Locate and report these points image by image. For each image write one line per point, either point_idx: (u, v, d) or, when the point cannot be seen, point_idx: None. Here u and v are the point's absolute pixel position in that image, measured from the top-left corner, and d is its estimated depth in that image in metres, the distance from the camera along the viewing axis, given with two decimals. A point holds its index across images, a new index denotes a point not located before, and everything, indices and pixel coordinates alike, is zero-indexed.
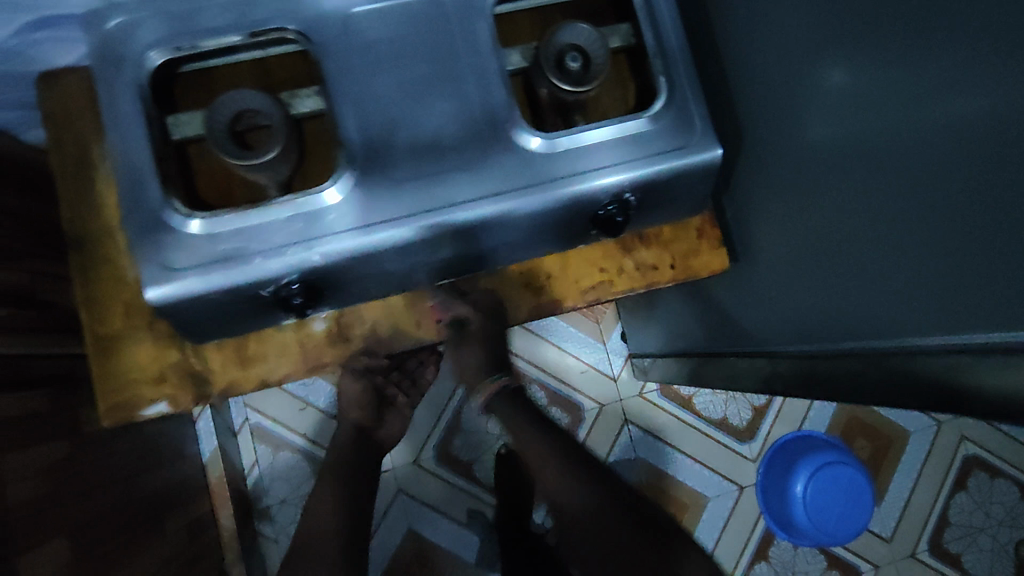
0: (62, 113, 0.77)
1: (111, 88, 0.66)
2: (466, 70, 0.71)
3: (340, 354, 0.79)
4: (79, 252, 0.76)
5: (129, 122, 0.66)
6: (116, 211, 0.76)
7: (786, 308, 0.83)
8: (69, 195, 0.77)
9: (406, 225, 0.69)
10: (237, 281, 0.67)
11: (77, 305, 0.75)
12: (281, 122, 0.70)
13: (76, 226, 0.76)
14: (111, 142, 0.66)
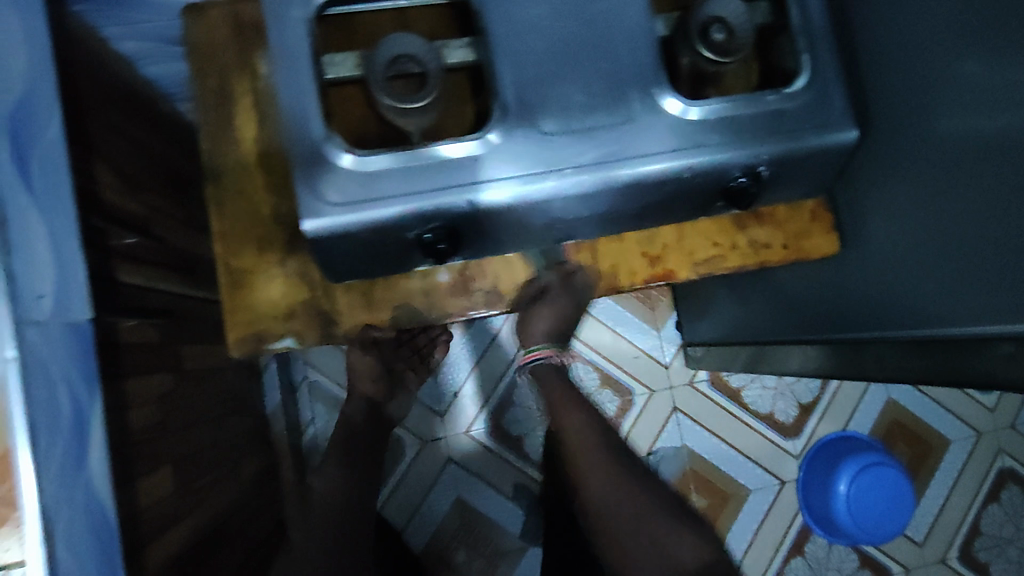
0: (207, 45, 0.79)
1: (278, 17, 0.67)
2: (620, 31, 0.72)
3: (462, 306, 0.82)
4: (216, 183, 0.77)
5: (297, 54, 0.67)
6: (255, 145, 0.78)
7: (871, 294, 0.84)
8: (208, 126, 0.78)
9: (552, 180, 0.71)
10: (388, 220, 0.69)
11: (213, 237, 0.77)
12: (437, 70, 0.71)
13: (214, 158, 0.77)
14: (276, 72, 0.67)
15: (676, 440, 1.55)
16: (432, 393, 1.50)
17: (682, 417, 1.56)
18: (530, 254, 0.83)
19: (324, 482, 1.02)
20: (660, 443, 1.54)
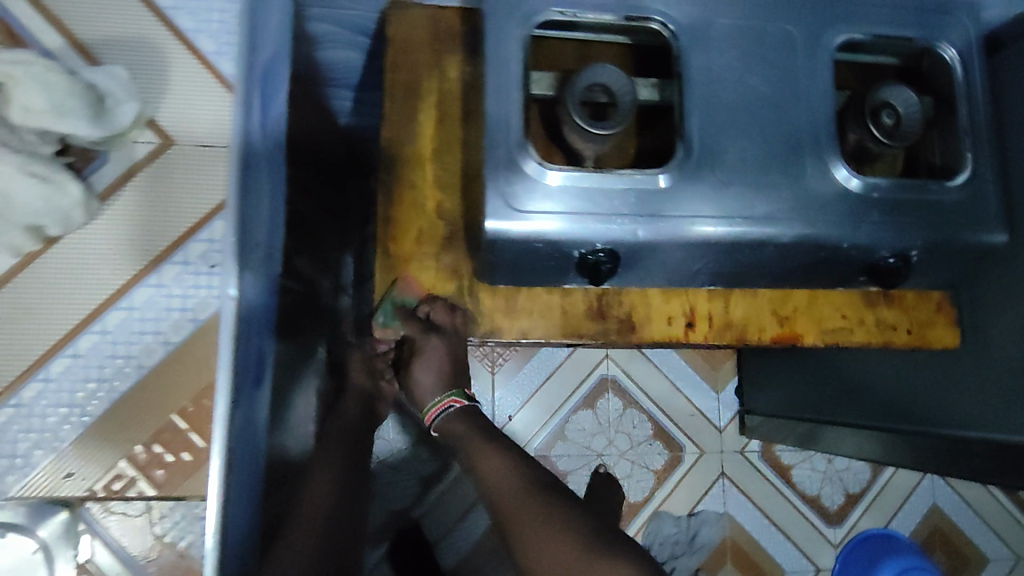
0: (405, 41, 0.85)
1: (501, 32, 0.73)
2: (801, 99, 0.77)
3: (595, 330, 0.82)
4: (389, 169, 0.82)
5: (510, 67, 0.73)
6: (433, 142, 0.83)
7: (988, 396, 0.86)
8: (393, 115, 0.83)
9: (720, 226, 0.74)
10: (563, 234, 0.72)
11: (377, 220, 0.81)
12: (629, 105, 0.75)
13: (392, 145, 0.82)
14: (488, 80, 0.72)
15: (717, 505, 1.54)
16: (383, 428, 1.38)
17: (727, 484, 1.54)
18: (666, 292, 0.84)
19: (310, 491, 0.76)
20: (701, 505, 1.53)
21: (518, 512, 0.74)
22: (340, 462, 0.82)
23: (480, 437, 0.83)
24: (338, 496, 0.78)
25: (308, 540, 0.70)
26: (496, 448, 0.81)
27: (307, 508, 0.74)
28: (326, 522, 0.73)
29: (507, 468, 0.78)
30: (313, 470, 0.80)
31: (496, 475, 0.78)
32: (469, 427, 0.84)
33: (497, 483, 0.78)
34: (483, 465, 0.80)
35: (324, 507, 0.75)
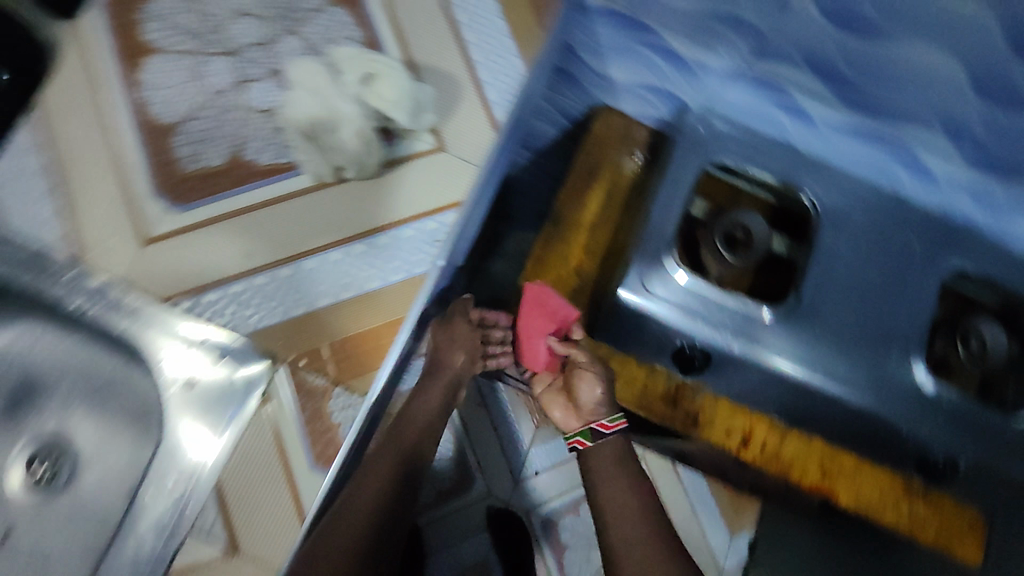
0: (603, 136, 1.05)
1: (686, 160, 0.95)
2: (905, 299, 0.92)
3: (664, 412, 0.95)
4: (553, 226, 1.02)
5: (682, 189, 0.93)
6: (593, 217, 1.02)
7: None
8: (572, 188, 1.03)
9: (797, 368, 0.92)
10: (678, 324, 0.92)
11: (530, 256, 1.01)
12: (763, 246, 0.91)
13: (563, 208, 1.02)
14: (663, 192, 0.93)
15: None
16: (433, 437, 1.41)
17: None
18: (732, 407, 0.96)
19: (353, 502, 0.94)
20: None
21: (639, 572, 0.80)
22: (391, 473, 0.97)
23: (631, 494, 0.87)
24: (381, 507, 0.94)
25: (338, 554, 0.88)
26: (642, 513, 0.85)
27: (342, 525, 0.91)
28: (368, 530, 0.91)
29: (643, 522, 0.84)
30: (365, 479, 0.96)
31: (637, 531, 0.83)
32: (609, 475, 0.89)
33: (635, 538, 0.83)
34: (618, 521, 0.85)
35: (367, 517, 0.92)
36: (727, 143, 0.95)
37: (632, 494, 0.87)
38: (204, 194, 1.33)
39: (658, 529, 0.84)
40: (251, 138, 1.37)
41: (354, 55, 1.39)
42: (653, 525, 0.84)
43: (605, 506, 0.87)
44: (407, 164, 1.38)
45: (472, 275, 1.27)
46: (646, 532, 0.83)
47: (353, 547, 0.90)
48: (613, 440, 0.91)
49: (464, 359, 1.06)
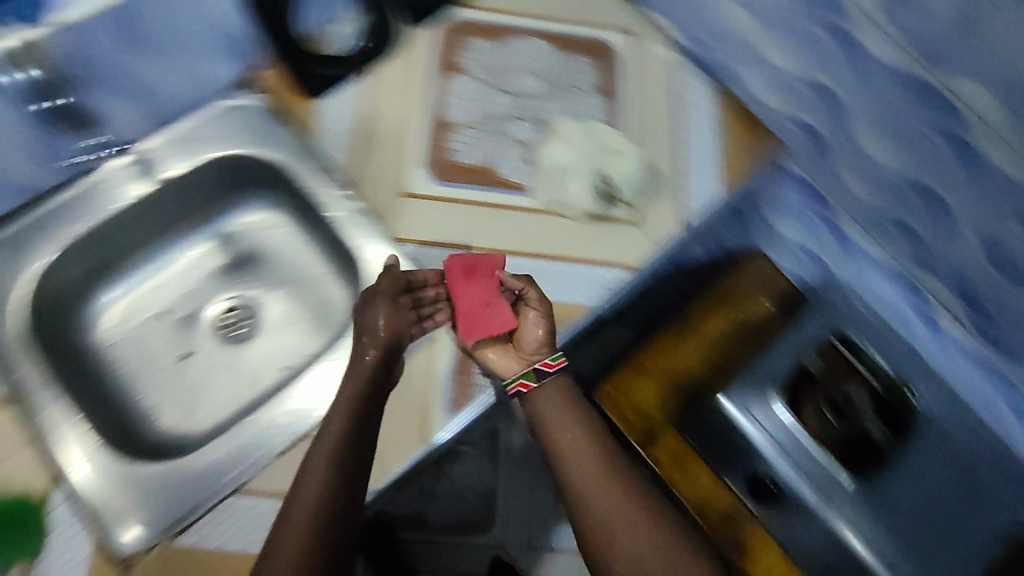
0: (754, 270, 1.15)
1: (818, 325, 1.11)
2: (969, 520, 1.01)
3: (716, 526, 1.02)
4: (682, 323, 1.11)
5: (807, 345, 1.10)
6: (718, 331, 1.11)
7: None
8: (710, 298, 1.13)
9: (849, 529, 1.05)
10: (760, 445, 1.11)
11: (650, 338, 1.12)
12: (853, 422, 1.07)
13: (696, 312, 1.12)
14: (789, 341, 1.11)
15: None
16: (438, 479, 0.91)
17: None
18: (772, 548, 1.01)
19: (306, 480, 0.67)
20: None
21: (606, 526, 0.68)
22: (352, 425, 0.70)
23: (587, 443, 0.74)
24: (354, 461, 0.69)
25: (303, 526, 0.64)
26: (603, 459, 0.73)
27: (306, 487, 0.67)
28: (337, 487, 0.67)
29: (600, 471, 0.71)
30: (314, 455, 0.69)
31: (599, 484, 0.70)
32: (541, 419, 0.76)
33: (593, 493, 0.70)
34: (581, 479, 0.71)
35: (337, 476, 0.67)
36: (857, 323, 1.09)
37: (587, 448, 0.73)
38: (434, 59, 1.00)
39: (623, 477, 0.71)
40: (524, 138, 0.96)
41: (698, 90, 1.03)
42: (613, 470, 0.72)
43: (565, 459, 0.73)
44: (608, 228, 0.92)
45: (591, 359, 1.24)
46: (616, 483, 0.70)
47: (320, 509, 0.65)
48: (555, 391, 0.78)
49: (372, 354, 0.75)
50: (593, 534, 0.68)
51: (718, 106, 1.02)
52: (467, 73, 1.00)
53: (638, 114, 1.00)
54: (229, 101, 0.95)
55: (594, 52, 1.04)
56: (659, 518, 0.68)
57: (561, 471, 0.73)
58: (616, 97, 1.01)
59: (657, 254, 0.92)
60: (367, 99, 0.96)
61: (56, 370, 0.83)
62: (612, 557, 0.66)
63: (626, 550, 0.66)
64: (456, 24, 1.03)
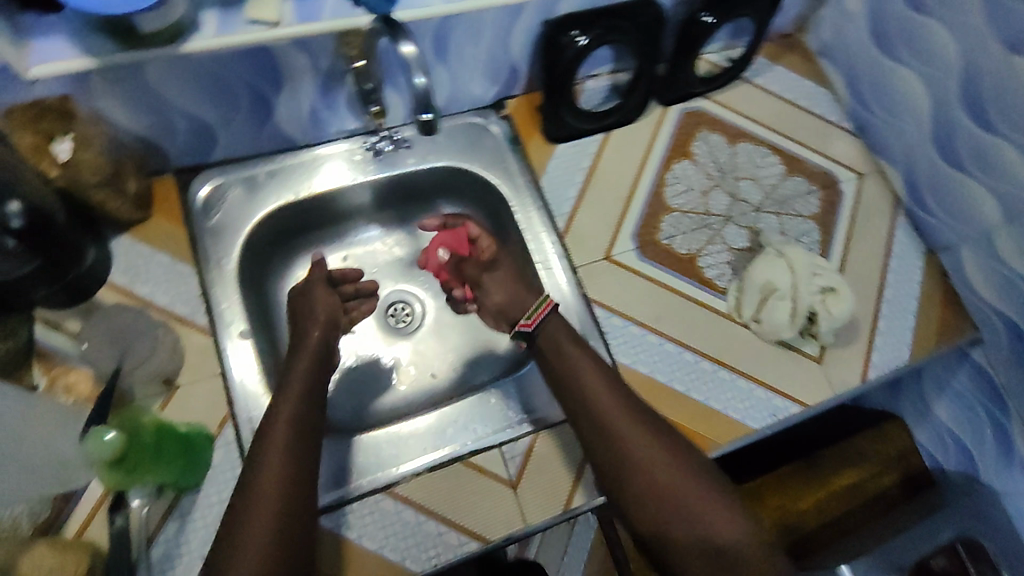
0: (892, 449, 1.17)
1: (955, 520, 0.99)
2: None
3: None
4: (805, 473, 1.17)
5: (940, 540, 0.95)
6: (836, 491, 1.15)
7: None
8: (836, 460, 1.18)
9: None
10: None
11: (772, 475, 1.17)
12: None
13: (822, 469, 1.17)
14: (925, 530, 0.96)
15: None
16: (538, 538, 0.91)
17: None
18: None
19: (264, 460, 0.63)
20: None
21: (646, 474, 0.67)
22: (295, 419, 0.68)
23: (619, 405, 0.72)
24: (303, 451, 0.66)
25: (274, 502, 0.60)
26: (632, 411, 0.72)
27: (266, 470, 0.62)
28: (293, 469, 0.63)
29: (634, 423, 0.70)
30: (268, 441, 0.65)
31: (637, 438, 0.69)
32: (576, 390, 0.74)
33: (631, 444, 0.69)
34: (618, 433, 0.70)
35: (283, 468, 0.63)
36: None
37: (618, 403, 0.72)
38: (671, 138, 1.01)
39: (655, 426, 0.71)
40: (735, 243, 0.96)
41: (908, 257, 1.02)
42: (645, 421, 0.71)
43: (600, 419, 0.71)
44: (791, 360, 0.91)
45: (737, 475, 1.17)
46: (653, 437, 0.69)
47: (284, 489, 0.61)
48: (590, 365, 0.75)
49: (318, 331, 0.79)
50: (630, 483, 0.67)
51: (921, 279, 1.01)
52: (696, 159, 1.00)
53: (847, 259, 0.99)
54: (476, 116, 0.97)
55: (820, 184, 1.04)
56: (708, 475, 0.68)
57: (595, 432, 0.71)
58: (829, 235, 1.00)
59: (829, 401, 0.91)
60: (600, 155, 0.98)
61: (250, 317, 0.83)
62: (655, 503, 0.66)
63: (666, 491, 0.66)
64: (698, 112, 1.03)
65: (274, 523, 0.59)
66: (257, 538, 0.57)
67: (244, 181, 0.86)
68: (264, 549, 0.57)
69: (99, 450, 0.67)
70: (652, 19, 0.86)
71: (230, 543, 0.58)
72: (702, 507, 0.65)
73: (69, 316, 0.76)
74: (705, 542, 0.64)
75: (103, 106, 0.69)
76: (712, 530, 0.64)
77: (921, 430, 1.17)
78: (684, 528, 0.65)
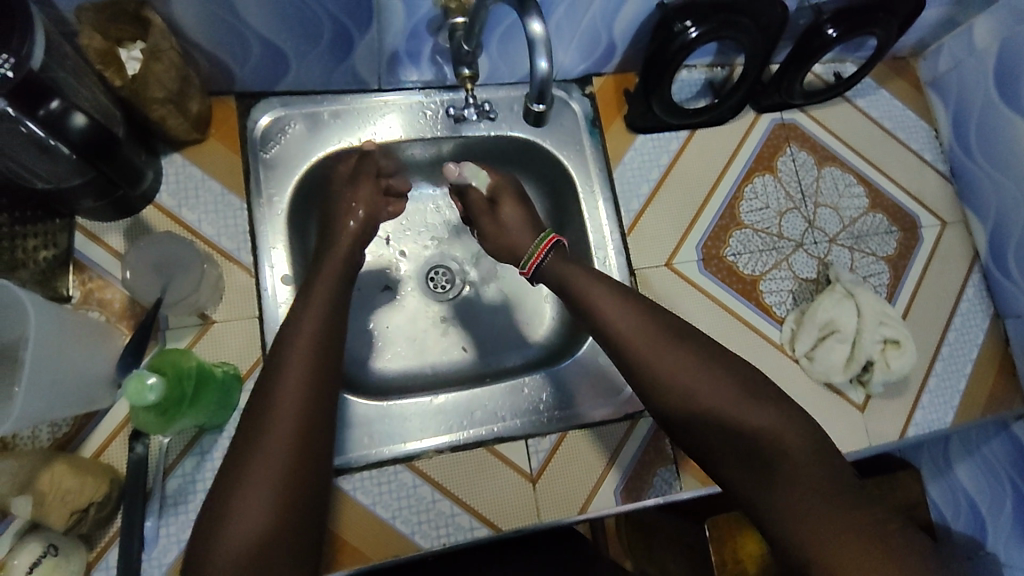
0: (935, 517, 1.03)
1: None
2: None
3: None
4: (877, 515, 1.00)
5: None
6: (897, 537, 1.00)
7: None
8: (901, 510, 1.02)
9: None
10: None
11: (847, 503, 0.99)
12: None
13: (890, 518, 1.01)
14: None
15: None
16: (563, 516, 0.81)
17: None
18: None
19: (290, 357, 0.57)
20: None
21: (685, 391, 0.62)
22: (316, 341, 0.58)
23: (636, 324, 0.66)
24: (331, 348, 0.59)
25: (298, 403, 0.53)
26: (656, 329, 0.66)
27: (298, 364, 0.56)
28: (318, 371, 0.57)
29: (659, 340, 0.65)
30: (296, 338, 0.58)
31: (665, 355, 0.63)
32: (594, 313, 0.68)
33: (662, 362, 0.63)
34: (645, 357, 0.64)
35: (313, 368, 0.56)
36: None
37: (635, 321, 0.66)
38: (757, 149, 0.95)
39: (681, 339, 0.65)
40: (801, 273, 0.91)
41: (974, 319, 0.97)
42: (670, 336, 0.65)
43: (625, 340, 0.66)
44: (833, 404, 0.88)
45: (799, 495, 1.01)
46: (683, 351, 0.64)
47: (308, 390, 0.55)
48: (597, 290, 0.69)
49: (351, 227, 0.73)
50: (672, 403, 0.62)
51: (981, 342, 0.96)
52: (778, 177, 0.95)
53: (912, 309, 0.95)
54: (558, 90, 0.91)
55: (900, 225, 0.98)
56: (750, 384, 0.62)
57: (621, 356, 0.66)
58: (898, 281, 0.95)
59: (863, 451, 0.88)
60: (679, 155, 0.92)
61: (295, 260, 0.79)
62: (706, 422, 0.61)
63: (714, 406, 0.60)
64: (789, 125, 0.97)
65: (300, 426, 0.53)
66: (282, 436, 0.51)
67: (309, 117, 0.82)
68: (286, 450, 0.51)
69: (138, 394, 0.52)
70: (774, 20, 0.79)
71: (251, 441, 0.51)
72: (749, 416, 0.59)
73: (114, 229, 0.73)
74: (760, 451, 0.58)
75: (180, 20, 0.63)
76: (768, 440, 0.58)
77: (935, 482, 1.04)
78: (743, 448, 0.59)
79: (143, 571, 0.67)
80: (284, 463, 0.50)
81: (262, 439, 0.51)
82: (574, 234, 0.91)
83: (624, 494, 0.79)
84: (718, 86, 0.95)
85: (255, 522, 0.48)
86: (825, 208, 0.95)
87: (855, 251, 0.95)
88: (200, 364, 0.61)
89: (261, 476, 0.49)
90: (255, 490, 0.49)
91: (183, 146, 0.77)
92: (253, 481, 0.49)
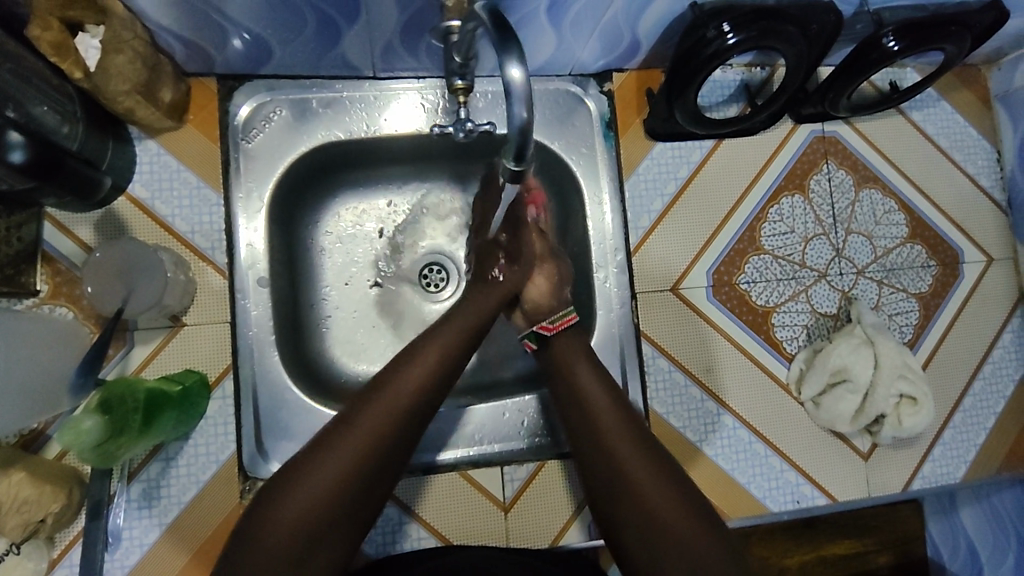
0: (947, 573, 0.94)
1: None
2: None
3: None
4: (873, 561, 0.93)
5: None
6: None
7: None
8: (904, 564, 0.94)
9: None
10: None
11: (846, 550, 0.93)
12: None
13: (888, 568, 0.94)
14: None
15: None
16: (536, 529, 0.76)
17: None
18: None
19: (388, 391, 0.56)
20: None
21: (621, 480, 0.58)
22: (421, 382, 0.57)
23: (602, 400, 0.63)
24: (427, 392, 0.58)
25: (373, 432, 0.54)
26: (643, 444, 0.60)
27: (383, 401, 0.55)
28: (406, 410, 0.56)
29: (640, 454, 0.59)
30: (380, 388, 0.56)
31: (638, 468, 0.58)
32: (566, 371, 0.66)
33: (616, 453, 0.59)
34: (596, 423, 0.62)
35: (400, 407, 0.55)
36: None
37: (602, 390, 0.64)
38: (790, 165, 0.86)
39: (635, 422, 0.62)
40: (820, 306, 0.85)
41: (1008, 365, 0.88)
42: (653, 453, 0.59)
43: (583, 404, 0.63)
44: (834, 450, 0.82)
45: (811, 542, 0.92)
46: (656, 470, 0.58)
47: (386, 430, 0.54)
48: (576, 352, 0.67)
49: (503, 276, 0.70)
50: (606, 485, 0.59)
51: (1011, 394, 0.88)
52: (808, 198, 0.86)
53: (937, 353, 0.87)
54: (573, 85, 0.82)
55: (939, 259, 0.88)
56: (712, 520, 0.56)
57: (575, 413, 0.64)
58: (927, 322, 0.87)
59: (860, 501, 0.83)
60: (701, 167, 0.84)
61: (274, 257, 0.75)
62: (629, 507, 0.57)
63: (659, 523, 0.55)
64: (830, 138, 0.87)
65: (351, 466, 0.52)
66: (331, 471, 0.52)
67: (295, 103, 0.75)
68: (335, 480, 0.52)
69: (78, 440, 0.52)
70: (826, 29, 0.69)
71: (302, 462, 0.53)
72: (699, 555, 0.54)
73: (83, 221, 0.70)
74: (680, 551, 0.54)
75: (142, 7, 0.57)
76: (686, 546, 0.54)
77: (934, 518, 0.94)
78: (665, 550, 0.54)
79: (105, 571, 0.67)
80: (317, 500, 0.51)
81: (309, 465, 0.52)
82: (576, 244, 0.83)
83: (597, 530, 0.76)
84: (754, 89, 0.84)
85: (271, 553, 0.49)
86: (858, 237, 0.86)
87: (885, 289, 0.86)
88: (151, 390, 0.61)
89: (299, 497, 0.51)
90: (287, 507, 0.50)
91: (159, 133, 0.72)
92: (288, 509, 0.50)
